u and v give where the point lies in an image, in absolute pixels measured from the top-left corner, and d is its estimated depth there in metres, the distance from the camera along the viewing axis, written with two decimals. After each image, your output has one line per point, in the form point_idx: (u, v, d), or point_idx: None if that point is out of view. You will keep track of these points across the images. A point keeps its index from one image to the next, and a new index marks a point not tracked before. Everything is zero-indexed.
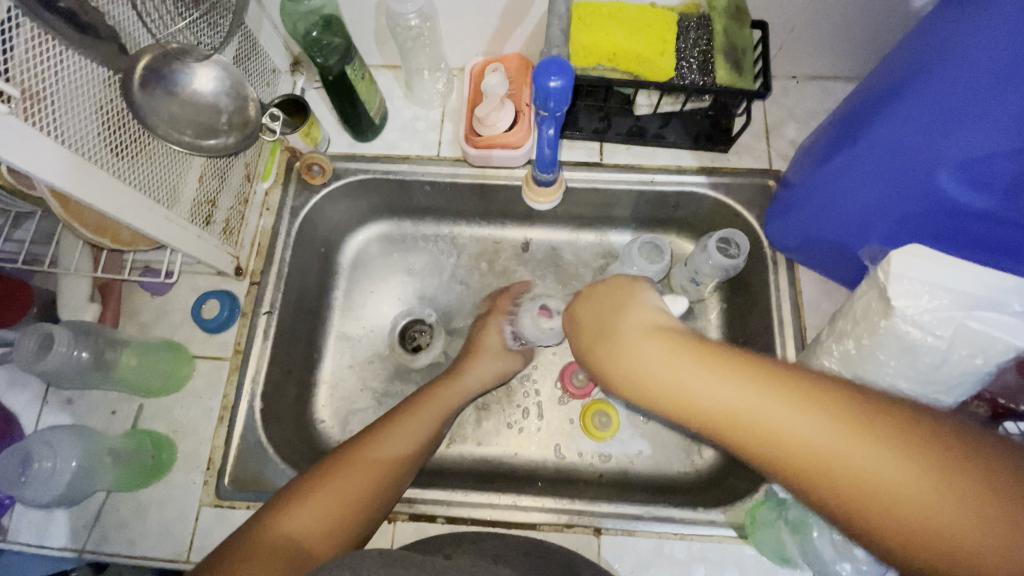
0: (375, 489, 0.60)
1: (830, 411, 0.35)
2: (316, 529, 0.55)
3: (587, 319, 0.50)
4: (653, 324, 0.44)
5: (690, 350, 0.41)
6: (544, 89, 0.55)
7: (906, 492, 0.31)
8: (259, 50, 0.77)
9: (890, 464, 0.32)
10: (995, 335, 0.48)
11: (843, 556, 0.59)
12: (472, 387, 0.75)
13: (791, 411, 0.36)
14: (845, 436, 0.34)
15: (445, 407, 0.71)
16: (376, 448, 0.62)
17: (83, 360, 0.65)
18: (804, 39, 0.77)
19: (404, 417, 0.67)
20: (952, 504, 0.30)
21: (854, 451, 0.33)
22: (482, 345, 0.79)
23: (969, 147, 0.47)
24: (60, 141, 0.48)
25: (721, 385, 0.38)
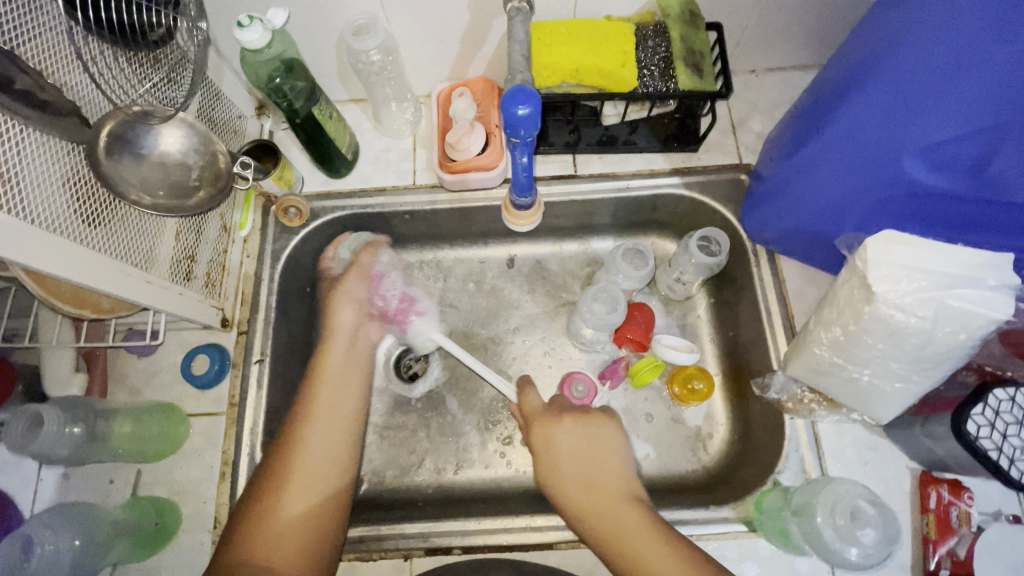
0: (323, 477, 0.66)
1: (643, 525, 0.59)
2: (290, 533, 0.61)
3: (569, 463, 0.66)
4: (585, 471, 0.65)
5: (628, 510, 0.61)
6: (513, 118, 0.56)
7: (637, 547, 0.58)
8: (221, 97, 0.76)
9: (644, 542, 0.58)
10: (972, 310, 0.50)
11: (848, 541, 0.58)
12: (359, 340, 0.80)
13: (620, 520, 0.60)
14: (642, 531, 0.59)
15: (346, 376, 0.75)
16: (301, 449, 0.66)
17: (76, 435, 0.65)
18: (758, 36, 0.79)
19: (312, 414, 0.69)
20: (659, 556, 0.57)
21: (639, 537, 0.58)
22: (348, 295, 0.81)
23: (927, 136, 0.49)
24: (30, 221, 0.47)
25: (598, 504, 0.62)
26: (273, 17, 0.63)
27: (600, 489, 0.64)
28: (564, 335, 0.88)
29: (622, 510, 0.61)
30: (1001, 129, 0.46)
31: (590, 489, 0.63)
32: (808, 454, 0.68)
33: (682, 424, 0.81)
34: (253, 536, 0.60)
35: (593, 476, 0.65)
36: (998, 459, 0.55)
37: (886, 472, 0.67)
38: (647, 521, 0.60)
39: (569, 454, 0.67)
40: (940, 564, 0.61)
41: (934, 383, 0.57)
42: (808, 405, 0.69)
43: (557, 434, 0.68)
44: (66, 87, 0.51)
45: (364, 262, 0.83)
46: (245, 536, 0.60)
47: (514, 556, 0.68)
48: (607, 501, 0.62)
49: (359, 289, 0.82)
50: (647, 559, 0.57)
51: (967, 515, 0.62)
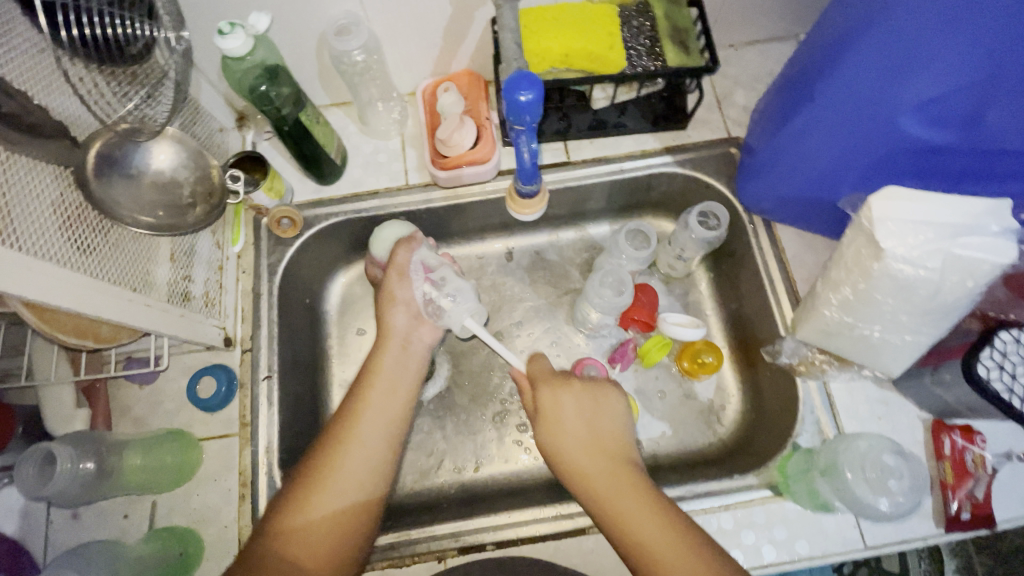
0: (366, 481, 0.61)
1: (643, 502, 0.56)
2: (323, 536, 0.57)
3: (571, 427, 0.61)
4: (580, 435, 0.61)
5: (630, 478, 0.58)
6: (516, 104, 0.56)
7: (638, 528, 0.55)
8: (202, 110, 0.73)
9: (646, 523, 0.55)
10: (978, 257, 0.51)
11: (879, 492, 0.60)
12: (411, 345, 0.71)
13: (619, 494, 0.57)
14: (642, 511, 0.55)
15: (401, 379, 0.68)
16: (344, 456, 0.61)
17: (89, 472, 0.63)
18: (736, 11, 0.80)
19: (358, 417, 0.64)
20: (662, 537, 0.54)
21: (642, 519, 0.55)
22: (396, 298, 0.72)
23: (924, 92, 0.50)
24: (26, 251, 0.44)
25: (593, 474, 0.58)
26: (255, 22, 0.62)
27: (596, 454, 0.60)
28: (570, 323, 0.88)
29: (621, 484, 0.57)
30: (995, 81, 0.47)
31: (592, 453, 0.60)
32: (824, 416, 0.70)
33: (694, 398, 0.82)
34: (289, 531, 0.57)
35: (596, 440, 0.61)
36: (1011, 400, 0.57)
37: (898, 425, 0.69)
38: (645, 501, 0.56)
39: (575, 416, 0.62)
40: (960, 507, 0.63)
41: (942, 332, 0.59)
42: (819, 365, 0.71)
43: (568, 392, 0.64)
44: (51, 109, 0.49)
45: (399, 263, 0.73)
46: (279, 530, 0.57)
47: (548, 546, 0.67)
48: (607, 471, 0.58)
49: (404, 290, 0.72)
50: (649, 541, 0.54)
51: (982, 458, 0.65)
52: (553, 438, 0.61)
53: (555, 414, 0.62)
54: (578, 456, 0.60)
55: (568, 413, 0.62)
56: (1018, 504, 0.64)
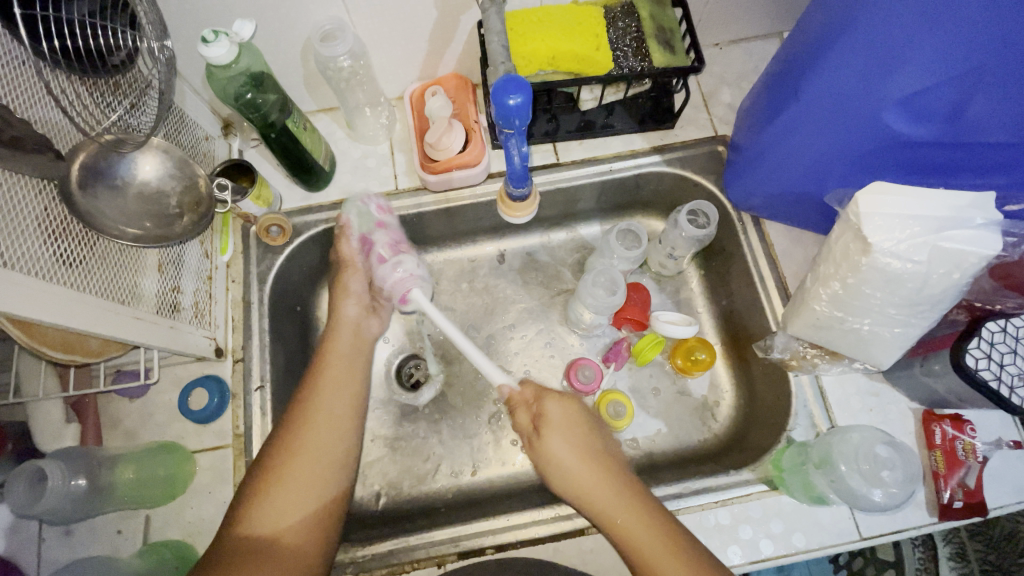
0: (334, 456, 0.62)
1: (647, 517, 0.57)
2: (296, 512, 0.57)
3: (567, 441, 0.62)
4: (579, 447, 0.62)
5: (633, 491, 0.59)
6: (505, 108, 0.56)
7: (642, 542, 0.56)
8: (187, 119, 0.72)
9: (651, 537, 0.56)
10: (963, 249, 0.52)
11: (872, 483, 0.60)
12: (363, 332, 0.74)
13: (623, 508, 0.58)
14: (647, 525, 0.56)
15: (352, 357, 0.70)
16: (307, 430, 0.61)
17: (81, 488, 0.62)
18: (719, 10, 0.81)
19: (317, 391, 0.65)
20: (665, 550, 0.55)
21: (647, 533, 0.56)
22: (347, 289, 0.75)
23: (906, 86, 0.51)
24: (9, 266, 0.44)
25: (593, 487, 0.60)
26: (239, 30, 0.61)
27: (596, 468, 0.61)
28: (562, 324, 0.88)
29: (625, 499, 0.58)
30: (978, 74, 0.48)
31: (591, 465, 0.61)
32: (816, 409, 0.70)
33: (688, 396, 0.83)
34: (260, 512, 0.56)
35: (595, 455, 0.62)
36: (998, 387, 0.58)
37: (890, 416, 0.70)
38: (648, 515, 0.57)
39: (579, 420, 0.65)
40: (953, 496, 0.64)
41: (931, 323, 0.60)
42: (811, 360, 0.71)
43: (562, 406, 0.65)
44: (33, 123, 0.48)
45: (347, 255, 0.77)
46: (246, 510, 0.56)
47: (547, 548, 0.67)
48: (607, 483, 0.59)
49: (357, 282, 0.76)
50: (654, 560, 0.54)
51: (972, 447, 0.66)
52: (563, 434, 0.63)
53: (551, 429, 0.63)
54: (574, 466, 0.61)
55: (563, 433, 0.63)
56: (1008, 491, 0.65)
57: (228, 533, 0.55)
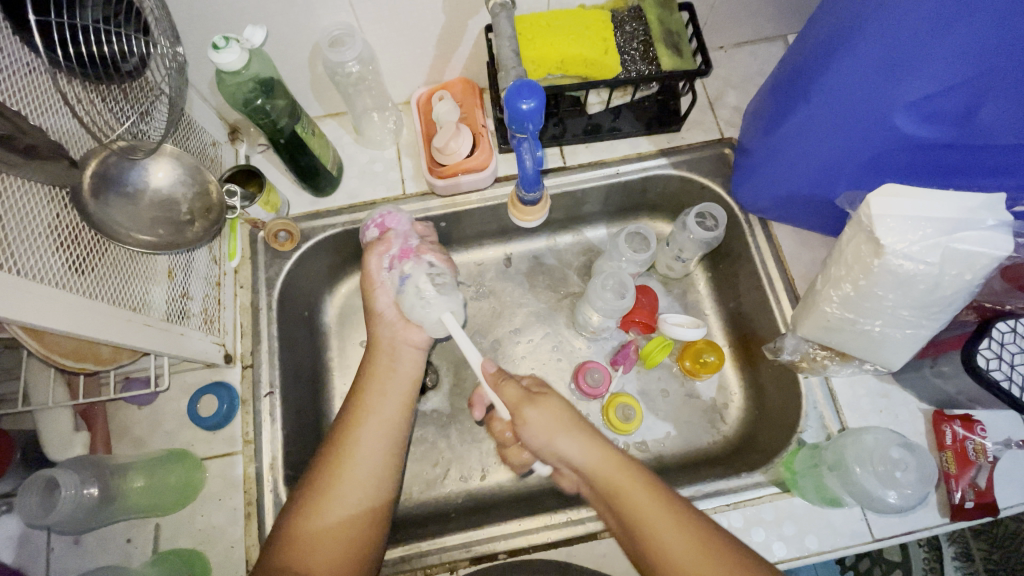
0: (374, 480, 0.62)
1: (655, 497, 0.56)
2: (333, 539, 0.57)
3: (563, 418, 0.62)
4: (574, 425, 0.61)
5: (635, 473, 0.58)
6: (518, 112, 0.56)
7: (653, 520, 0.54)
8: (194, 125, 0.72)
9: (662, 517, 0.54)
10: (976, 251, 0.52)
11: (888, 485, 0.60)
12: (398, 351, 0.71)
13: (630, 489, 0.56)
14: (656, 505, 0.55)
15: (394, 380, 0.69)
16: (349, 455, 0.62)
17: (93, 498, 0.61)
18: (724, 14, 0.82)
19: (360, 415, 0.65)
20: (677, 530, 0.53)
21: (657, 513, 0.54)
22: (375, 309, 0.73)
23: (916, 90, 0.51)
24: (24, 275, 0.43)
25: (594, 465, 0.59)
26: (251, 36, 0.61)
27: (594, 445, 0.60)
28: (570, 327, 0.88)
29: (631, 481, 0.57)
30: (986, 78, 0.48)
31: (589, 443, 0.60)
32: (827, 411, 0.70)
33: (697, 398, 0.83)
34: (297, 529, 0.57)
35: (590, 435, 0.61)
36: (1010, 388, 0.58)
37: (900, 416, 0.70)
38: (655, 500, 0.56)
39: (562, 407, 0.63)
40: (965, 496, 0.64)
41: (942, 324, 0.60)
42: (821, 362, 0.70)
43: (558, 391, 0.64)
44: (48, 129, 0.48)
45: (372, 269, 0.73)
46: (286, 533, 0.57)
47: (560, 552, 0.67)
48: (611, 463, 0.59)
49: (381, 296, 0.73)
50: (665, 536, 0.53)
51: (983, 447, 0.66)
52: (543, 418, 0.61)
53: (546, 400, 0.62)
54: (572, 441, 0.60)
55: (559, 411, 0.62)
56: (1019, 491, 0.65)
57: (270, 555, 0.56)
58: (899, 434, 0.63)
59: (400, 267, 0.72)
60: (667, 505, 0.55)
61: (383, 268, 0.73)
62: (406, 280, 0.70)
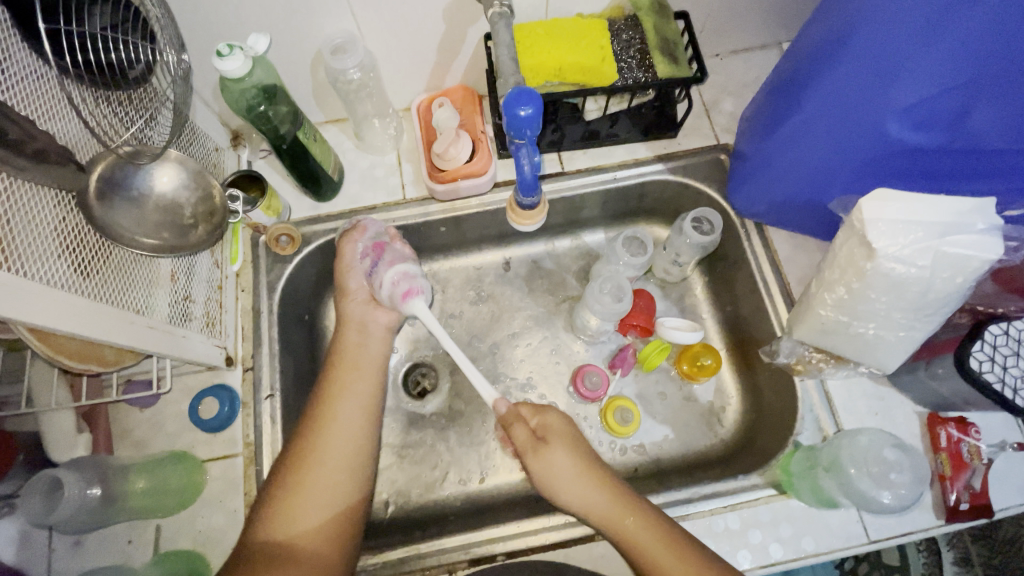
0: (348, 461, 0.61)
1: (663, 538, 0.57)
2: (310, 520, 0.58)
3: (568, 463, 0.61)
4: (580, 467, 0.61)
5: (642, 512, 0.59)
6: (516, 119, 0.57)
7: (663, 563, 0.56)
8: (198, 130, 0.73)
9: (671, 560, 0.56)
10: (967, 254, 0.53)
11: (882, 485, 0.61)
12: (369, 329, 0.72)
13: (637, 530, 0.58)
14: (665, 547, 0.57)
15: (365, 361, 0.69)
16: (323, 436, 0.62)
17: (95, 498, 0.62)
18: (720, 22, 0.83)
19: (331, 395, 0.65)
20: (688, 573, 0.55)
21: (667, 556, 0.56)
22: (347, 288, 0.75)
23: (908, 96, 0.52)
24: (30, 277, 0.44)
25: (602, 508, 0.59)
26: (254, 44, 0.63)
27: (601, 488, 0.60)
28: (568, 331, 0.88)
29: (638, 522, 0.58)
30: (977, 84, 0.49)
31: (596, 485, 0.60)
32: (823, 413, 0.71)
33: (695, 401, 0.84)
34: (274, 516, 0.57)
35: (597, 477, 0.61)
36: (1002, 390, 0.59)
37: (895, 419, 0.70)
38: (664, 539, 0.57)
39: (569, 452, 0.62)
40: (959, 498, 0.64)
41: (935, 327, 0.61)
42: (817, 364, 0.71)
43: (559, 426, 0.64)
44: (54, 134, 0.49)
45: (346, 257, 0.76)
46: (262, 517, 0.57)
47: (559, 554, 0.67)
48: (619, 505, 0.59)
49: (354, 279, 0.75)
50: None
51: (977, 449, 0.66)
52: (553, 468, 0.61)
53: (554, 448, 0.61)
54: (578, 486, 0.60)
55: (566, 454, 0.61)
56: (1013, 493, 0.65)
57: (249, 540, 0.56)
58: (892, 435, 0.64)
59: (373, 256, 0.74)
60: (675, 545, 0.57)
61: (357, 255, 0.76)
62: (377, 265, 0.73)
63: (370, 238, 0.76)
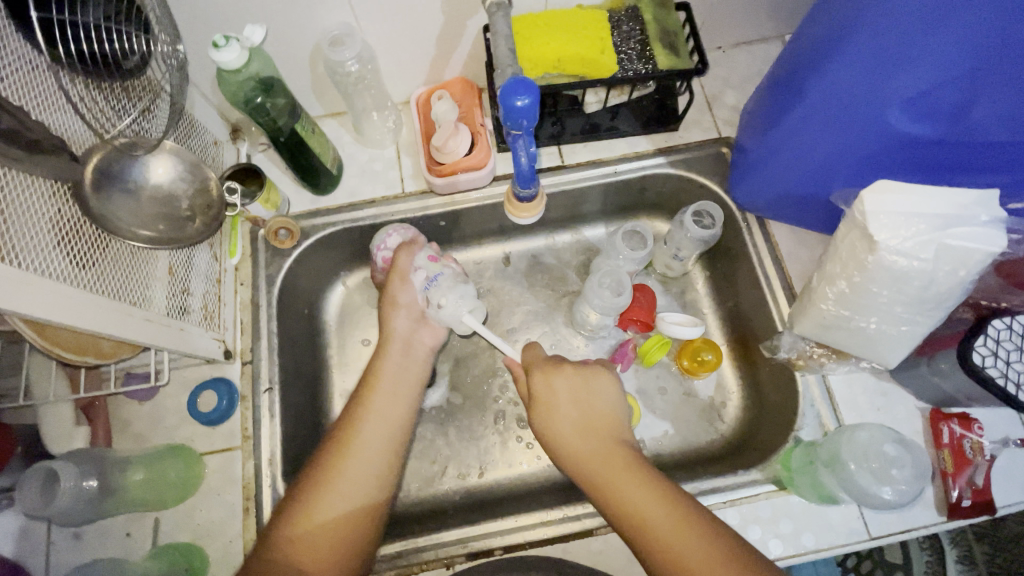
0: (375, 483, 0.61)
1: (641, 477, 0.56)
2: (328, 543, 0.56)
3: (562, 404, 0.63)
4: (571, 409, 0.62)
5: (624, 455, 0.58)
6: (513, 109, 0.57)
7: (637, 501, 0.55)
8: (196, 123, 0.73)
9: (645, 497, 0.55)
10: (969, 247, 0.53)
11: (881, 481, 0.61)
12: (413, 349, 0.71)
13: (615, 467, 0.57)
14: (641, 487, 0.55)
15: (403, 386, 0.68)
16: (350, 455, 0.61)
17: (92, 489, 0.62)
18: (722, 14, 0.82)
19: (363, 417, 0.64)
20: (660, 512, 0.53)
21: (641, 492, 0.55)
22: (398, 303, 0.72)
23: (909, 87, 0.51)
24: (28, 269, 0.44)
25: (583, 444, 0.60)
26: (250, 35, 0.62)
27: (587, 427, 0.61)
28: (568, 326, 0.88)
29: (618, 463, 0.58)
30: (980, 73, 0.48)
31: (583, 426, 0.61)
32: (824, 409, 0.70)
33: (695, 396, 0.83)
34: (293, 535, 0.56)
35: (586, 418, 0.62)
36: (1005, 385, 0.58)
37: (897, 415, 0.70)
38: (643, 479, 0.56)
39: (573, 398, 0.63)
40: (961, 495, 0.64)
41: (937, 322, 0.60)
42: (818, 359, 0.71)
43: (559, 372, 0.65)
44: (49, 125, 0.49)
45: (399, 266, 0.73)
46: (281, 533, 0.56)
47: (557, 549, 0.67)
48: (602, 446, 0.59)
49: (406, 294, 0.72)
50: (648, 516, 0.53)
51: (979, 445, 0.66)
52: (550, 406, 0.63)
53: (552, 389, 0.64)
54: (568, 424, 0.61)
55: (563, 395, 0.63)
56: (1017, 489, 0.65)
57: (261, 556, 0.54)
58: (892, 430, 0.64)
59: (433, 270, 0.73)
60: (653, 485, 0.55)
61: (412, 266, 0.73)
62: (437, 282, 0.72)
63: (428, 252, 0.75)
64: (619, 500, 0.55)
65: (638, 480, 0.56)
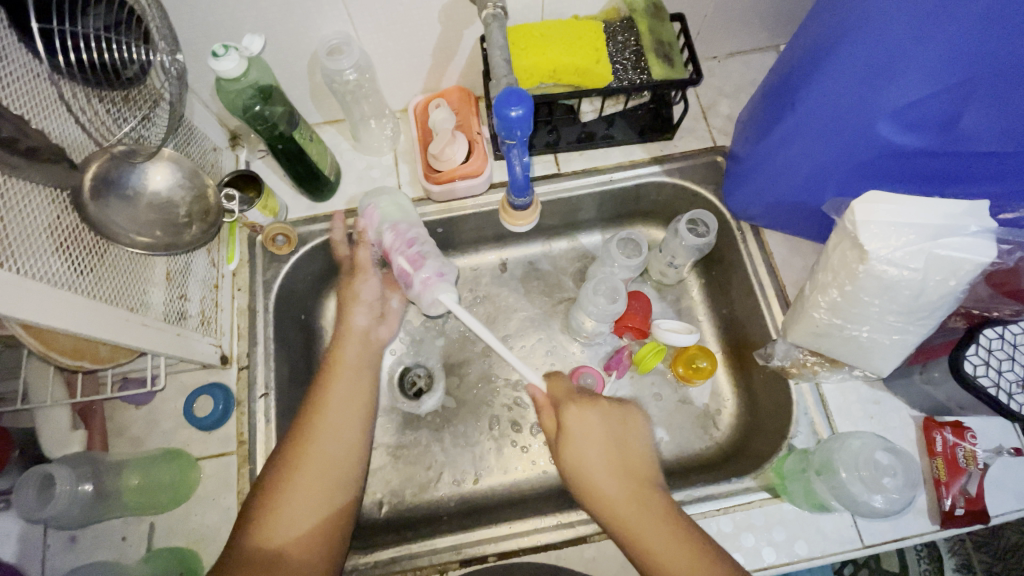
0: (341, 463, 0.64)
1: (670, 524, 0.57)
2: (303, 524, 0.59)
3: (591, 446, 0.63)
4: (605, 452, 0.63)
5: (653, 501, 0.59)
6: (506, 120, 0.57)
7: (662, 546, 0.56)
8: (195, 131, 0.74)
9: (671, 543, 0.56)
10: (961, 257, 0.53)
11: (872, 489, 0.60)
12: (372, 341, 0.76)
13: (646, 514, 0.58)
14: (669, 534, 0.57)
15: (362, 371, 0.71)
16: (314, 438, 0.63)
17: (87, 494, 0.62)
18: (716, 26, 0.83)
19: (325, 400, 0.66)
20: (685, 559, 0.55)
21: (667, 540, 0.56)
22: (359, 298, 0.76)
23: (898, 99, 0.52)
24: (25, 275, 0.45)
25: (613, 490, 0.60)
26: (249, 44, 0.63)
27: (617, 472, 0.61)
28: (564, 332, 0.88)
29: (648, 509, 0.59)
30: (965, 86, 0.49)
31: (613, 470, 0.61)
32: (817, 417, 0.71)
33: (690, 404, 0.83)
34: (267, 524, 0.58)
35: (617, 463, 0.62)
36: (997, 395, 0.58)
37: (890, 423, 0.70)
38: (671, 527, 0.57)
39: (599, 443, 0.63)
40: (954, 504, 0.64)
41: (929, 331, 0.61)
42: (811, 367, 0.71)
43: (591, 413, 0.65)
44: (48, 133, 0.50)
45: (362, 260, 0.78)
46: (256, 520, 0.58)
47: (551, 556, 0.67)
48: (631, 491, 0.60)
49: (368, 290, 0.77)
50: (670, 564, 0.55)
51: (973, 454, 0.66)
52: (578, 447, 0.63)
53: (582, 431, 0.64)
54: (600, 467, 0.62)
55: (591, 440, 0.63)
56: (1011, 498, 0.65)
57: (240, 544, 0.57)
58: (887, 440, 0.63)
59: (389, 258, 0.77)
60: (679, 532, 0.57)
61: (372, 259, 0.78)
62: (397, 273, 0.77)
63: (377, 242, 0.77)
64: (643, 546, 0.57)
65: (669, 530, 0.57)
